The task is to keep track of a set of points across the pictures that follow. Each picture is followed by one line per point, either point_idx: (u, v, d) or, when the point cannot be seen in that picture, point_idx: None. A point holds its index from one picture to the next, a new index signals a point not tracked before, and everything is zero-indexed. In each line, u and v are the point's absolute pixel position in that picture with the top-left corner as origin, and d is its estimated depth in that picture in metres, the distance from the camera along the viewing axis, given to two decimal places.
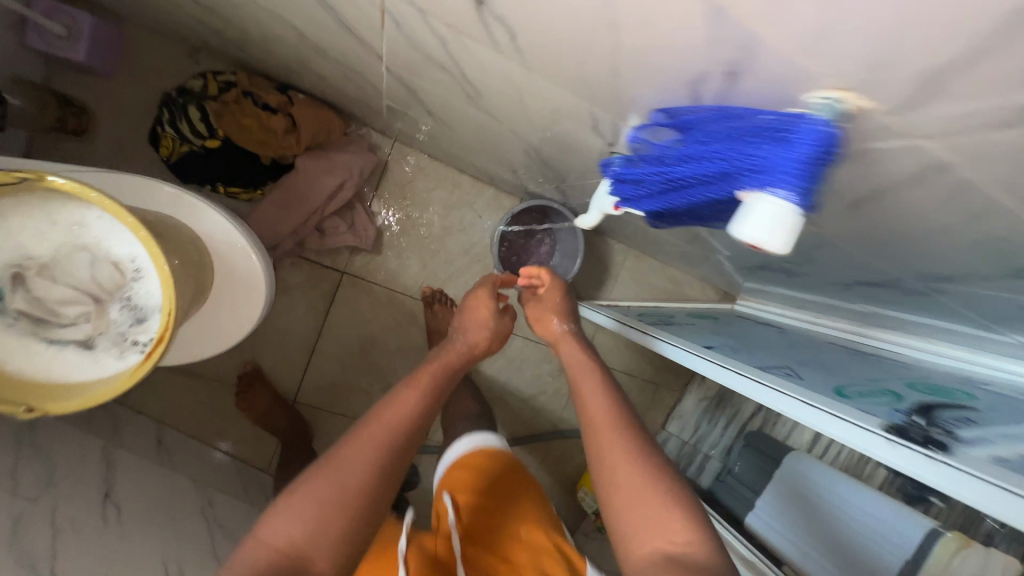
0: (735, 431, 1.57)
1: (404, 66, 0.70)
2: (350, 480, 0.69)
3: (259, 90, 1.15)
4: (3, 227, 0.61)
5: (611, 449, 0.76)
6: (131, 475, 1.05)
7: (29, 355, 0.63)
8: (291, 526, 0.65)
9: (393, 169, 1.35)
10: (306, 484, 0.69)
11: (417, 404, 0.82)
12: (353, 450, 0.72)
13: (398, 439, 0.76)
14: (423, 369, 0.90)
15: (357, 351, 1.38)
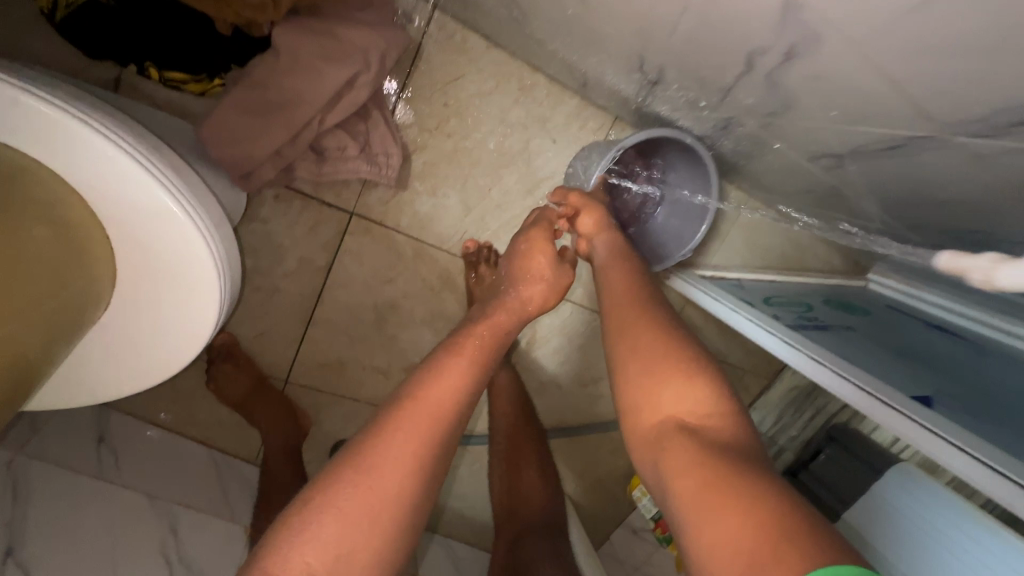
0: (821, 424, 1.27)
1: None
2: (415, 436, 0.53)
3: None
4: None
5: (633, 330, 0.60)
6: (55, 503, 0.73)
7: None
8: (346, 489, 0.50)
9: (430, 54, 0.87)
10: (349, 452, 0.52)
11: (472, 371, 0.59)
12: (389, 434, 0.53)
13: (463, 383, 0.58)
14: (476, 322, 0.67)
15: (371, 323, 1.01)
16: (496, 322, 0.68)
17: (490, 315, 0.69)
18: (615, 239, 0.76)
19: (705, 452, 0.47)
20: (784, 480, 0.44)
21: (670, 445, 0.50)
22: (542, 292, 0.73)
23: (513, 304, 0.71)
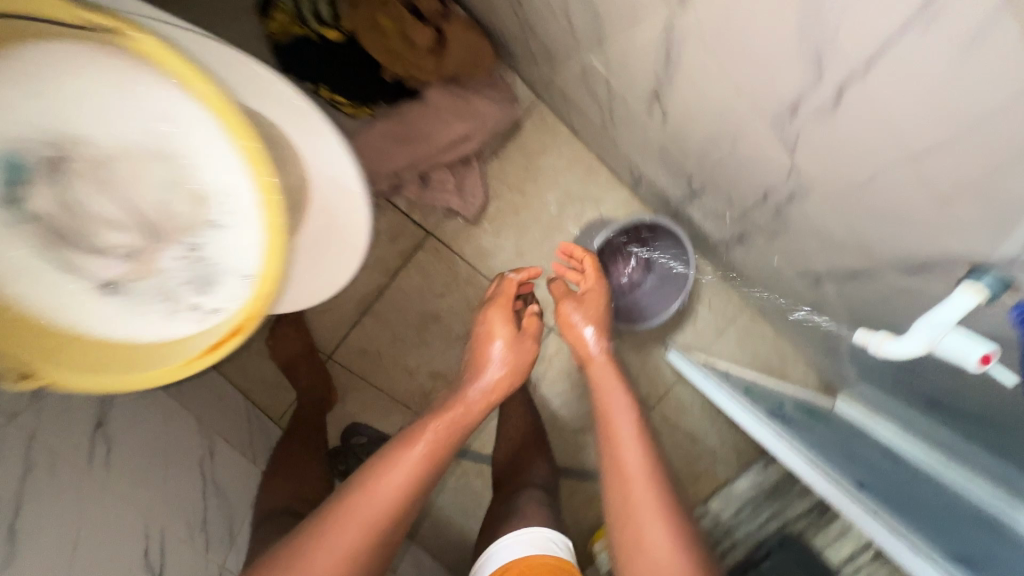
0: (775, 528, 1.35)
1: (710, 30, 0.43)
2: (372, 513, 0.70)
3: None
4: (25, 82, 0.45)
5: (644, 520, 0.72)
6: (135, 401, 0.87)
7: (51, 287, 0.52)
8: (329, 554, 0.66)
9: (526, 131, 1.11)
10: (339, 519, 0.69)
11: (421, 474, 0.75)
12: (340, 529, 0.68)
13: (416, 467, 0.75)
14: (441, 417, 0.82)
15: (413, 325, 1.17)
16: (458, 421, 0.82)
17: (449, 407, 0.84)
18: (605, 359, 0.91)
19: None
20: None
21: None
22: (505, 385, 0.88)
23: (473, 405, 0.85)
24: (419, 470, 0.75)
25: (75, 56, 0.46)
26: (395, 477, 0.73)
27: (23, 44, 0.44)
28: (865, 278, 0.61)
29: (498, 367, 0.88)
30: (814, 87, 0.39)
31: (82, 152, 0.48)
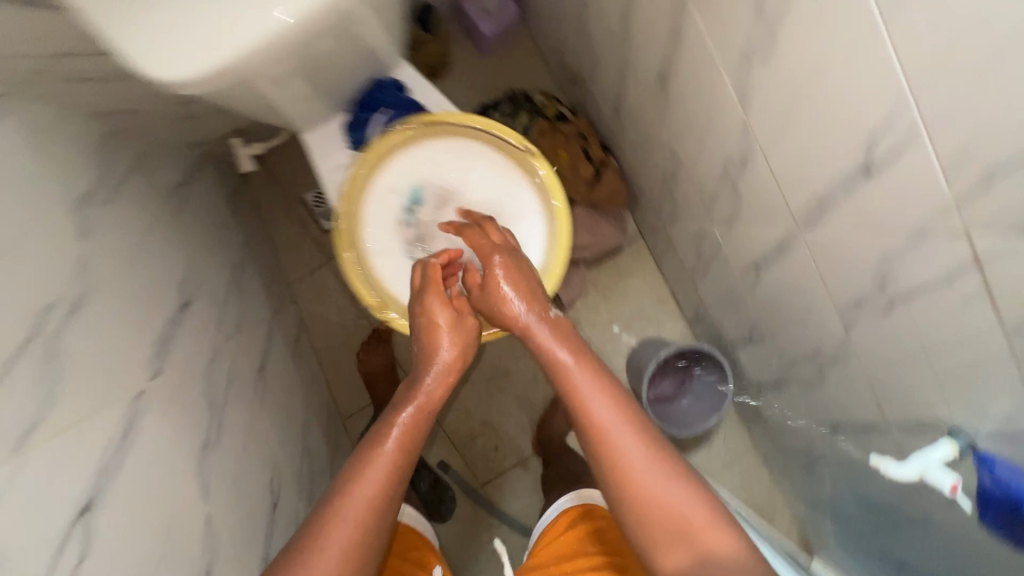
0: None
1: (816, 245, 0.72)
2: (358, 523, 0.63)
3: (588, 137, 1.22)
4: (459, 154, 0.92)
5: (626, 479, 0.64)
6: (276, 365, 1.07)
7: (399, 262, 0.92)
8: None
9: (624, 255, 1.42)
10: (327, 528, 0.63)
11: (389, 479, 0.67)
12: (322, 536, 0.62)
13: (384, 480, 0.66)
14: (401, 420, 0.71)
15: (485, 377, 1.42)
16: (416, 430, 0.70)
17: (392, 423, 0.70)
18: (555, 320, 0.75)
19: None
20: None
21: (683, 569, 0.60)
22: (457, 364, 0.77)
23: (422, 403, 0.72)
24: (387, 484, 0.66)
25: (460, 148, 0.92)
26: (364, 491, 0.65)
27: (472, 138, 0.92)
28: (877, 434, 0.85)
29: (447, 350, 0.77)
30: (873, 299, 0.67)
31: (463, 198, 0.92)
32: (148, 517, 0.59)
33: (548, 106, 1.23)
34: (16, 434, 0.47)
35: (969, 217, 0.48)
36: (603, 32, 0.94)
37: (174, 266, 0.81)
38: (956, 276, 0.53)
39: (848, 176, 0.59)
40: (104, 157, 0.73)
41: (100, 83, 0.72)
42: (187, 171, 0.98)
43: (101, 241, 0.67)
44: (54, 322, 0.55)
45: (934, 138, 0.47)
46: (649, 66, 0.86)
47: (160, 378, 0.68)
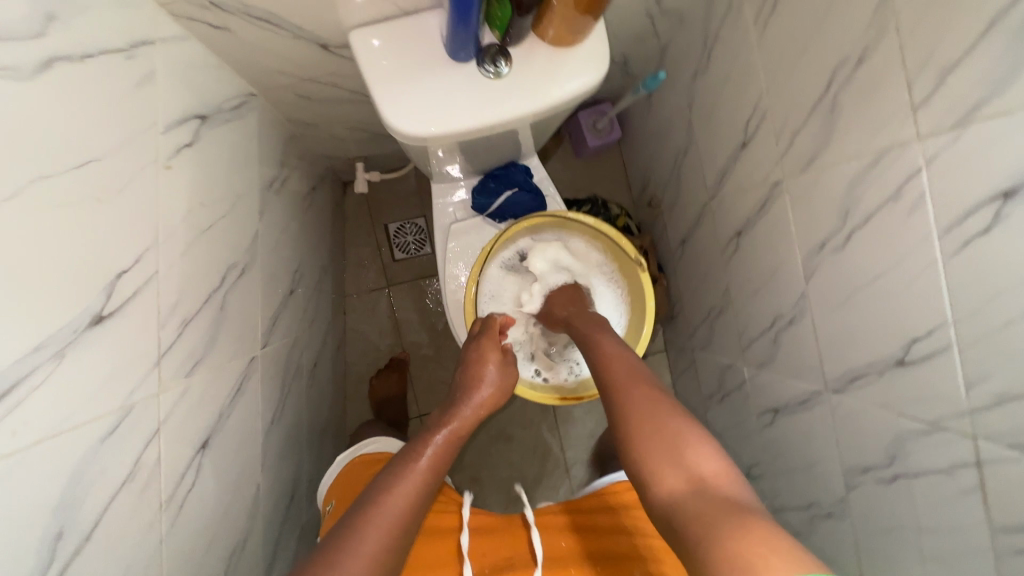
0: None
1: (841, 411, 0.84)
2: (391, 503, 0.63)
3: (648, 255, 1.37)
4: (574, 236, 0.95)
5: (627, 408, 0.64)
6: (322, 368, 1.13)
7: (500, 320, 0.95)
8: (358, 553, 0.57)
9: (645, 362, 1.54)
10: (365, 506, 0.62)
11: (422, 484, 0.67)
12: (365, 519, 0.60)
13: (417, 477, 0.67)
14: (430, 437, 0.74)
15: (490, 436, 1.46)
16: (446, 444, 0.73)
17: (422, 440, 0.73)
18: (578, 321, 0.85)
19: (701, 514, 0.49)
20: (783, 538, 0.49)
21: (749, 544, 0.43)
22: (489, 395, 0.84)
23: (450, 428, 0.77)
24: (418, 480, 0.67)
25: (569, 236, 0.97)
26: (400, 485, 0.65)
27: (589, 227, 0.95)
28: None
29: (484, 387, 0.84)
30: (881, 471, 0.78)
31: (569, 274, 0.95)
32: (229, 472, 0.65)
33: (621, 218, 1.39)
34: (190, 370, 0.55)
35: (982, 429, 0.60)
36: (696, 182, 1.12)
37: (292, 256, 0.91)
38: (960, 473, 0.65)
39: (889, 366, 0.72)
40: (281, 153, 0.86)
41: (302, 105, 0.84)
42: (315, 178, 1.11)
43: (265, 222, 0.77)
44: (230, 281, 0.64)
45: (967, 360, 0.60)
46: (729, 223, 1.03)
47: (264, 350, 0.76)
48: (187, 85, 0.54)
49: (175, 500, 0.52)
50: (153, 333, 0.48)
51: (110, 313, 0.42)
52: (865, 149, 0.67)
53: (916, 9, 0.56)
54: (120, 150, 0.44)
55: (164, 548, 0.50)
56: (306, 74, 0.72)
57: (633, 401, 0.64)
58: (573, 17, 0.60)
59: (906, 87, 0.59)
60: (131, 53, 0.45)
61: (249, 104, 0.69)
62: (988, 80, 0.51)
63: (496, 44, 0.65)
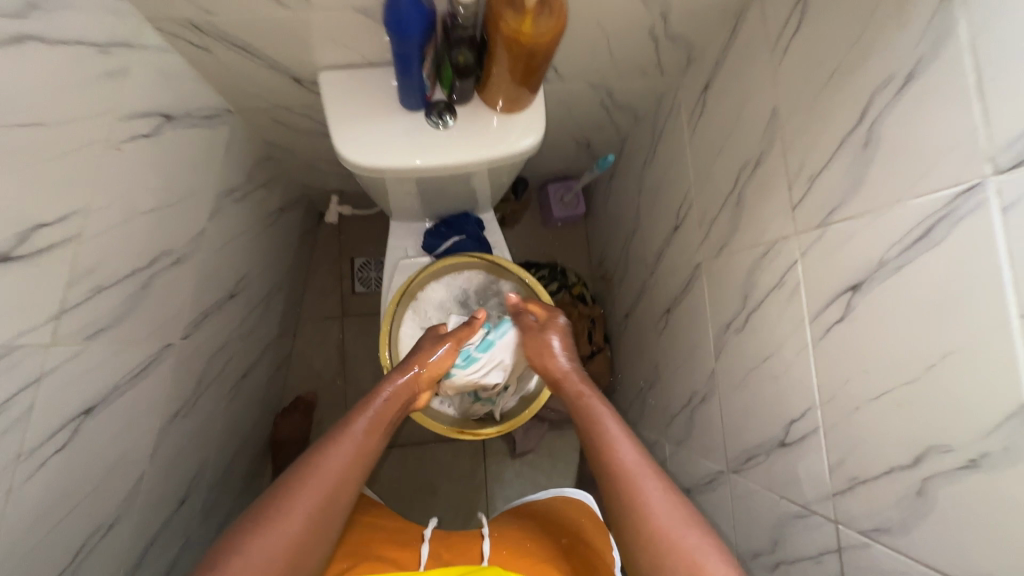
0: None
1: (739, 491, 0.84)
2: (288, 530, 0.58)
3: (597, 324, 1.41)
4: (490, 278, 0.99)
5: (639, 476, 0.67)
6: (254, 380, 1.14)
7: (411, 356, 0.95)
8: (289, 515, 0.58)
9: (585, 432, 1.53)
10: (262, 532, 0.57)
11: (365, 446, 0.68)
12: (300, 486, 0.61)
13: (313, 522, 0.59)
14: (324, 460, 0.64)
15: (415, 485, 1.43)
16: (344, 470, 0.64)
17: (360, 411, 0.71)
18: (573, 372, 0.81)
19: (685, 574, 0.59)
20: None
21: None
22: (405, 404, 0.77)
23: (353, 442, 0.66)
24: (316, 527, 0.59)
25: (471, 276, 0.99)
26: (288, 532, 0.58)
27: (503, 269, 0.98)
28: None
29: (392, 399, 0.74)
30: (766, 556, 0.78)
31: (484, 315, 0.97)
32: (111, 446, 0.65)
33: (575, 286, 1.44)
34: (92, 328, 0.58)
35: (842, 513, 0.62)
36: (639, 259, 1.20)
37: (240, 264, 0.96)
38: (826, 559, 0.65)
39: (773, 446, 0.74)
40: (252, 169, 0.94)
41: (281, 133, 0.93)
42: (287, 201, 1.19)
43: (215, 224, 0.83)
44: (160, 265, 0.68)
45: (831, 440, 0.63)
46: (662, 299, 1.09)
47: (183, 342, 0.78)
48: (161, 89, 0.62)
49: (37, 456, 0.53)
50: (58, 289, 0.52)
51: (19, 256, 0.46)
52: (760, 238, 0.74)
53: (794, 125, 0.66)
54: (74, 121, 0.50)
55: (8, 500, 0.50)
56: (281, 102, 0.81)
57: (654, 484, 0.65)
58: (510, 83, 0.68)
59: (787, 189, 0.68)
60: (107, 49, 0.53)
61: (223, 119, 0.78)
62: (839, 188, 0.59)
63: (444, 100, 0.74)
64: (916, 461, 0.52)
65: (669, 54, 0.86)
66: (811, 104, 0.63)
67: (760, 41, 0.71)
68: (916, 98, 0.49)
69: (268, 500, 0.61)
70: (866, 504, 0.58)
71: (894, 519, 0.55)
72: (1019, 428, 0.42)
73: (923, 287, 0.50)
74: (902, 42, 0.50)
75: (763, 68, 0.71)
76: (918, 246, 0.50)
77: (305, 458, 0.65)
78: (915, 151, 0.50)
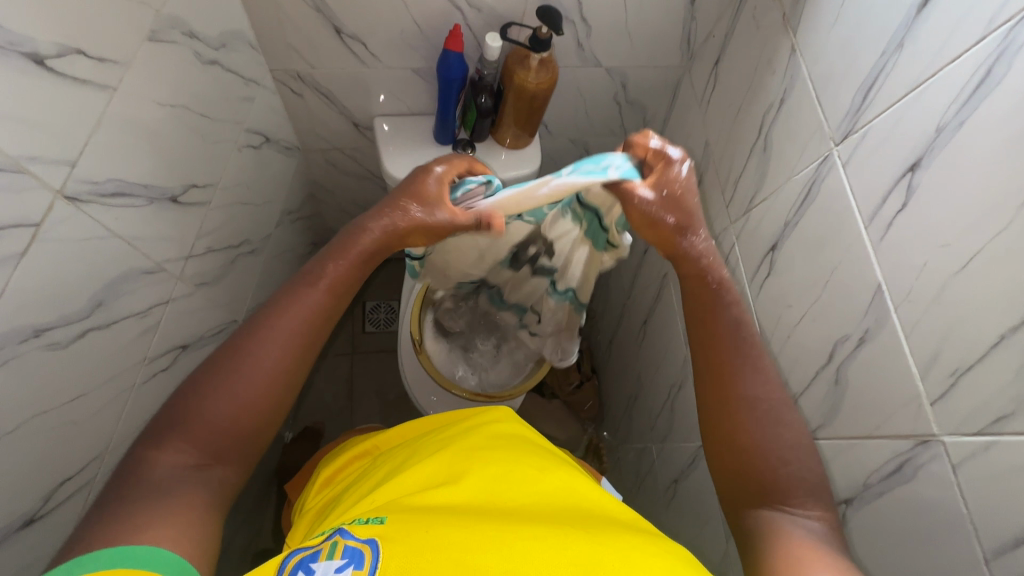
0: None
1: None
2: (250, 391, 0.54)
3: (584, 357, 1.60)
4: None
5: (752, 412, 0.59)
6: None
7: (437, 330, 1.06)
8: (250, 377, 0.54)
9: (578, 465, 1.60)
10: (219, 390, 0.53)
11: (323, 306, 0.60)
12: (258, 342, 0.56)
13: (266, 388, 0.55)
14: (274, 325, 0.57)
15: None
16: (299, 333, 0.58)
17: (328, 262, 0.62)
18: (691, 246, 0.63)
19: (767, 499, 0.56)
20: (795, 501, 0.55)
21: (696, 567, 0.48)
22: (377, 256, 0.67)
23: (316, 299, 0.60)
24: (272, 391, 0.55)
25: None
26: (243, 393, 0.53)
27: None
28: None
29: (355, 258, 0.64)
30: None
31: None
32: None
33: None
34: (199, 278, 0.74)
35: None
36: (618, 288, 1.41)
37: (283, 278, 1.14)
38: None
39: None
40: (301, 202, 1.15)
41: (327, 174, 1.17)
42: (318, 241, 1.40)
43: (275, 235, 1.02)
44: (242, 251, 0.87)
45: (776, 371, 0.80)
46: (639, 313, 1.28)
47: (243, 324, 0.93)
48: (266, 119, 0.86)
49: (153, 365, 0.66)
50: (190, 238, 0.69)
51: (180, 202, 0.65)
52: (707, 237, 0.97)
53: (719, 149, 0.93)
54: (223, 122, 0.72)
55: (132, 392, 0.63)
56: (338, 144, 1.06)
57: (762, 422, 0.58)
58: (516, 123, 0.94)
59: (721, 194, 0.93)
60: (247, 82, 0.77)
61: (292, 154, 1.02)
62: (754, 183, 0.84)
63: (466, 139, 0.98)
64: (830, 356, 0.69)
65: (629, 118, 1.16)
66: (727, 133, 0.90)
67: (692, 99, 1.01)
68: (788, 112, 0.76)
69: (217, 361, 0.55)
70: (806, 410, 0.74)
71: (825, 413, 0.71)
72: (880, 302, 0.61)
73: (813, 229, 0.72)
74: (774, 82, 0.78)
75: (697, 116, 0.99)
76: (805, 204, 0.73)
77: (255, 323, 0.58)
78: (793, 145, 0.75)
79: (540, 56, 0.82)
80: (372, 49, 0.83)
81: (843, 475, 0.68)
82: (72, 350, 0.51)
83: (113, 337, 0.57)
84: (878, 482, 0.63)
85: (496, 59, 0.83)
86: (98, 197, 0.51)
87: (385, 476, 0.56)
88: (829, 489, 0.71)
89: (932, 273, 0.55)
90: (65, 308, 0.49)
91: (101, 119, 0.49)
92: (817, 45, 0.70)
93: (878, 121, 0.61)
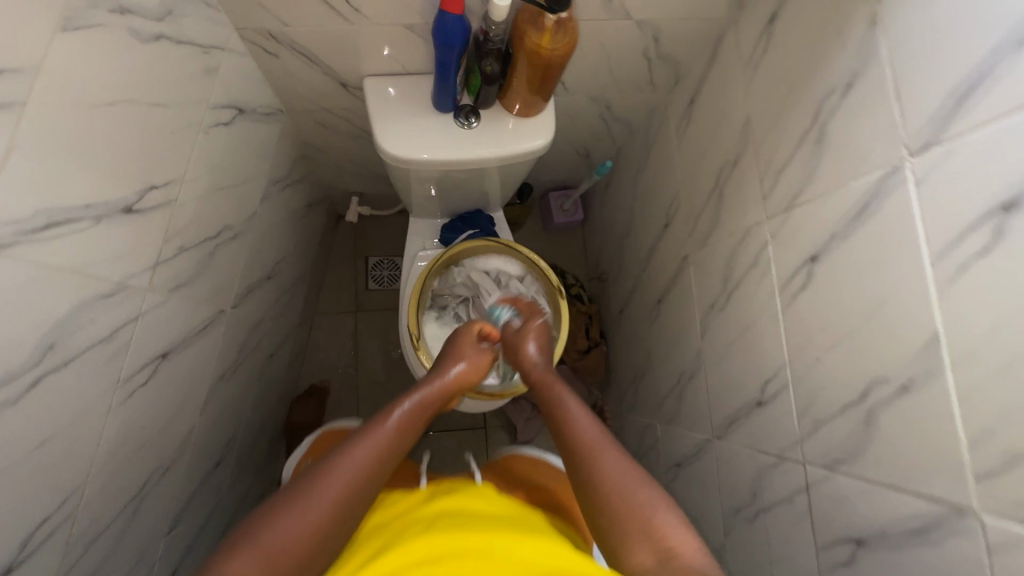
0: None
1: (723, 455, 0.95)
2: (320, 515, 0.52)
3: (593, 322, 1.53)
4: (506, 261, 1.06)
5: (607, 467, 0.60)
6: (276, 365, 1.22)
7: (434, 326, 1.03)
8: (322, 497, 0.53)
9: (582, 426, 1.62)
10: (293, 508, 0.52)
11: (399, 440, 0.61)
12: (334, 466, 0.56)
13: (333, 515, 0.53)
14: (352, 449, 0.58)
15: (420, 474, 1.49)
16: (371, 468, 0.58)
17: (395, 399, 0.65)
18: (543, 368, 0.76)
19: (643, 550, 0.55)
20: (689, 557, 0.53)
21: None
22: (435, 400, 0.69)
23: (394, 432, 0.61)
24: (338, 519, 0.53)
25: (492, 261, 1.04)
26: (311, 519, 0.52)
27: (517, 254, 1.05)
28: None
29: (417, 404, 0.66)
30: (747, 508, 0.88)
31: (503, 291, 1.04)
32: (177, 392, 0.74)
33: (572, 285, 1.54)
34: (173, 282, 0.68)
35: (808, 454, 0.73)
36: (633, 257, 1.32)
37: (276, 249, 1.07)
38: (798, 498, 0.75)
39: (753, 407, 0.85)
40: (289, 165, 1.05)
41: (316, 134, 1.05)
42: (314, 199, 1.30)
43: (261, 210, 0.93)
44: (223, 239, 0.79)
45: (799, 391, 0.74)
46: (654, 290, 1.21)
47: (231, 310, 0.88)
48: (236, 87, 0.74)
49: (130, 383, 0.62)
50: (156, 244, 0.62)
51: (137, 210, 0.57)
52: (738, 227, 0.87)
53: (763, 129, 0.79)
54: (181, 105, 0.62)
55: (108, 418, 0.59)
56: (326, 103, 0.93)
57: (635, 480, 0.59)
58: (528, 92, 0.81)
59: (759, 183, 0.81)
60: (206, 50, 0.65)
61: (274, 118, 0.90)
62: (800, 179, 0.72)
63: (470, 105, 0.86)
64: (864, 394, 0.63)
65: (660, 73, 1.00)
66: (775, 112, 0.76)
67: (736, 61, 0.85)
68: (856, 101, 0.62)
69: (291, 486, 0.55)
70: (828, 440, 0.69)
71: (849, 449, 0.65)
72: (935, 353, 0.54)
73: (866, 250, 0.62)
74: (843, 60, 0.64)
75: (740, 82, 0.84)
76: (860, 219, 0.62)
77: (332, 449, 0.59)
78: (855, 145, 0.63)
79: (557, 17, 0.68)
80: (354, 2, 0.69)
81: (859, 515, 0.65)
82: (22, 404, 0.46)
83: (74, 374, 0.52)
84: (897, 535, 0.59)
85: (504, 18, 0.69)
86: (27, 235, 0.43)
87: (380, 549, 0.55)
88: (841, 523, 0.67)
89: (1008, 339, 0.47)
90: (6, 364, 0.44)
91: (12, 146, 0.40)
92: (906, 22, 0.55)
93: (972, 138, 0.49)
